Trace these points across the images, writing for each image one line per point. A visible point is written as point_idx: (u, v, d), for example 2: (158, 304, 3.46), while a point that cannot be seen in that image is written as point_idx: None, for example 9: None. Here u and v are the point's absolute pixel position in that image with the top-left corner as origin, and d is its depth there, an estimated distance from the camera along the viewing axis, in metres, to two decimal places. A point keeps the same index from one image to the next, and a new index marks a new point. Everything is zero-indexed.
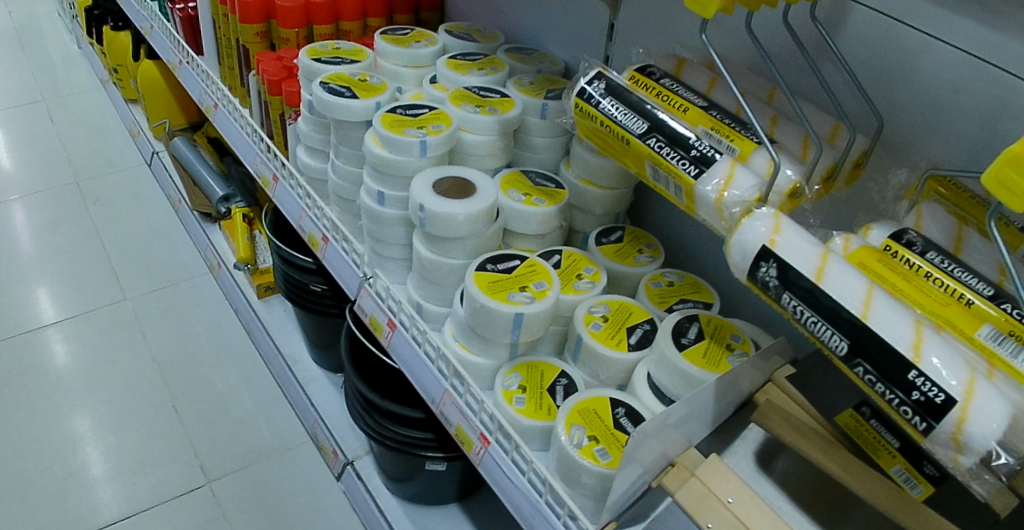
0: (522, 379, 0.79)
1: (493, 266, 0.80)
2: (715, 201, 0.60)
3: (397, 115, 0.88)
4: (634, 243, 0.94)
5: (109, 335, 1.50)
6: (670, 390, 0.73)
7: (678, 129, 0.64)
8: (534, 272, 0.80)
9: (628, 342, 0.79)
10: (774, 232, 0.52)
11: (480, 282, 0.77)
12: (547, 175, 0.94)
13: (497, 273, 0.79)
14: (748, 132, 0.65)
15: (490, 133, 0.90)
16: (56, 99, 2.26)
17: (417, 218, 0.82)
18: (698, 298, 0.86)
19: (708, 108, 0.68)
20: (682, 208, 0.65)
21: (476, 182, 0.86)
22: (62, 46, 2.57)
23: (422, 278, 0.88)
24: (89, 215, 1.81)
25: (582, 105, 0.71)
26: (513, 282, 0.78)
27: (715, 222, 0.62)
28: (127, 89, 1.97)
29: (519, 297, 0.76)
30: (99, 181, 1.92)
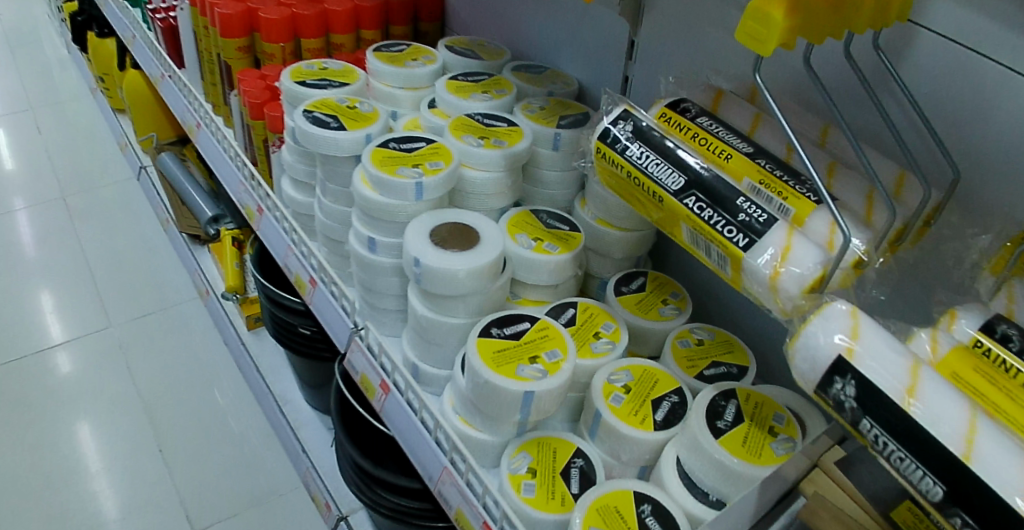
0: (532, 461, 0.69)
1: (499, 331, 0.70)
2: (769, 281, 0.49)
3: (389, 150, 0.77)
4: (658, 292, 0.83)
5: (92, 366, 1.41)
6: (703, 481, 0.62)
7: (722, 186, 0.53)
8: (545, 337, 0.70)
9: (654, 419, 0.68)
10: (852, 338, 0.41)
11: (485, 352, 0.67)
12: (560, 215, 0.84)
13: (504, 340, 0.69)
14: (805, 188, 0.53)
15: (496, 169, 0.80)
16: (44, 109, 2.16)
17: (412, 273, 0.72)
18: (732, 360, 0.76)
19: (754, 155, 0.56)
20: (725, 280, 0.54)
21: (480, 229, 0.76)
22: (54, 51, 2.47)
23: (418, 336, 0.77)
24: (75, 233, 1.72)
25: (605, 150, 0.60)
26: (523, 352, 0.68)
27: (768, 304, 0.51)
28: (114, 99, 1.87)
29: (529, 371, 0.66)
30: (87, 195, 1.83)
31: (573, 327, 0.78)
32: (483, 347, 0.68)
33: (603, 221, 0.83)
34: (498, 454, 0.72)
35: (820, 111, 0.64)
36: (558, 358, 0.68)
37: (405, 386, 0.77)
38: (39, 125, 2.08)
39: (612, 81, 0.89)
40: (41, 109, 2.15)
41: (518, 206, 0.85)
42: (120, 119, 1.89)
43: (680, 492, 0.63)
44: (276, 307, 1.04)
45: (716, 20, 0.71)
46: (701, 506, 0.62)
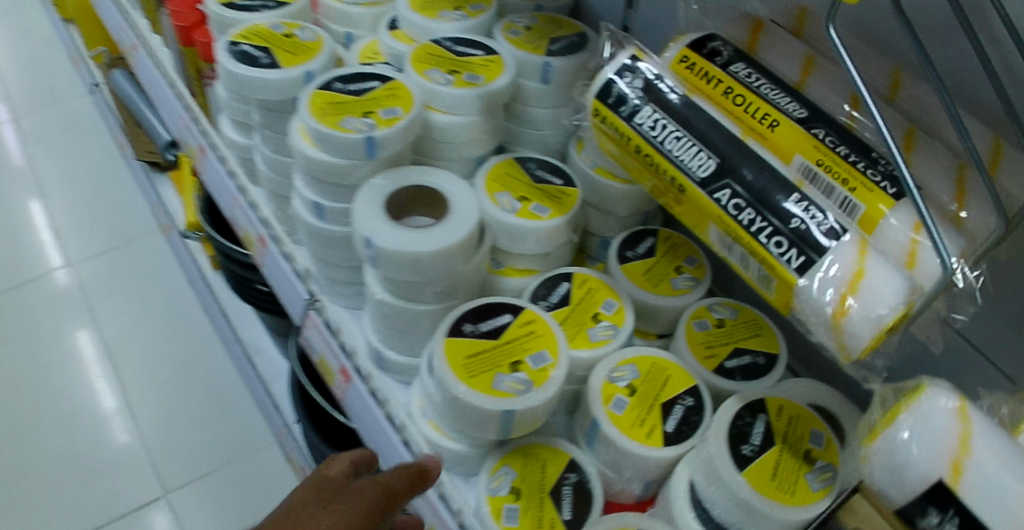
0: (516, 478, 0.57)
1: (474, 328, 0.57)
2: (831, 321, 0.37)
3: (334, 93, 0.61)
4: (670, 256, 0.69)
5: (50, 310, 1.30)
6: (723, 517, 0.51)
7: (762, 176, 0.40)
8: (530, 333, 0.57)
9: (663, 431, 0.56)
10: (958, 454, 0.32)
11: (453, 360, 0.55)
12: (552, 164, 0.68)
13: (478, 340, 0.56)
14: (883, 170, 0.38)
15: (468, 112, 0.62)
16: None
17: (365, 255, 0.58)
18: (759, 346, 0.63)
19: (809, 121, 0.41)
20: (772, 301, 0.42)
21: (448, 192, 0.60)
22: None
23: (379, 320, 0.64)
24: (26, 159, 1.56)
25: (607, 113, 0.45)
26: (501, 356, 0.55)
27: (827, 344, 0.38)
28: (60, 4, 1.66)
29: (509, 383, 0.54)
30: (39, 115, 1.66)
31: (566, 308, 0.64)
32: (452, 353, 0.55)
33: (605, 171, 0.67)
34: (477, 463, 0.61)
35: (893, 49, 0.48)
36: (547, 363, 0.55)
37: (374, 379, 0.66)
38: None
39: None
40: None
41: (500, 153, 0.68)
42: (68, 28, 1.68)
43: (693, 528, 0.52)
44: (231, 261, 0.92)
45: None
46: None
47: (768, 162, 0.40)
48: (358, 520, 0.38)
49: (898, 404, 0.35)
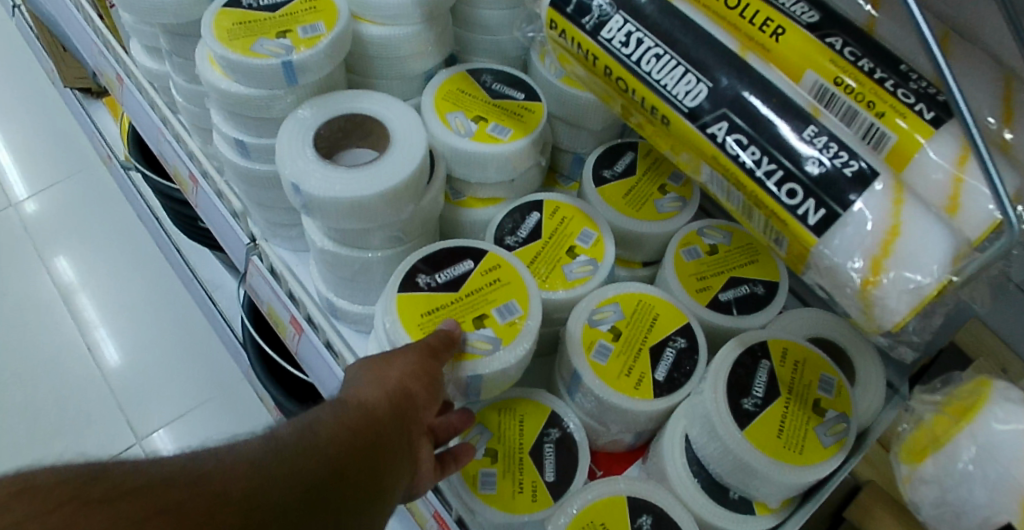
0: (492, 439, 0.52)
1: (430, 282, 0.50)
2: (859, 290, 0.32)
3: (245, 10, 0.51)
4: (654, 174, 0.60)
5: None
6: (723, 476, 0.47)
7: (770, 103, 0.33)
8: (495, 282, 0.50)
9: (653, 380, 0.51)
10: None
11: (406, 322, 0.48)
12: (513, 76, 0.58)
13: (435, 296, 0.49)
14: (912, 88, 0.32)
15: (407, 21, 0.52)
16: None
17: (295, 204, 0.49)
18: (755, 275, 0.56)
19: (821, 29, 0.35)
20: (781, 256, 0.37)
21: (388, 121, 0.50)
22: None
23: (327, 270, 0.56)
24: None
25: (569, 28, 0.38)
26: (462, 311, 0.49)
27: (855, 311, 0.34)
28: None
29: (474, 343, 0.47)
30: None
31: (537, 242, 0.56)
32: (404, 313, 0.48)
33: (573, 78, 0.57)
34: None
35: None
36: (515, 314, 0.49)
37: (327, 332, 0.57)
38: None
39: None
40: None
41: (453, 66, 0.58)
42: None
43: (686, 485, 0.48)
44: (171, 200, 0.83)
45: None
46: (717, 508, 0.47)
47: (776, 87, 0.34)
48: (416, 373, 0.40)
49: (957, 419, 0.36)
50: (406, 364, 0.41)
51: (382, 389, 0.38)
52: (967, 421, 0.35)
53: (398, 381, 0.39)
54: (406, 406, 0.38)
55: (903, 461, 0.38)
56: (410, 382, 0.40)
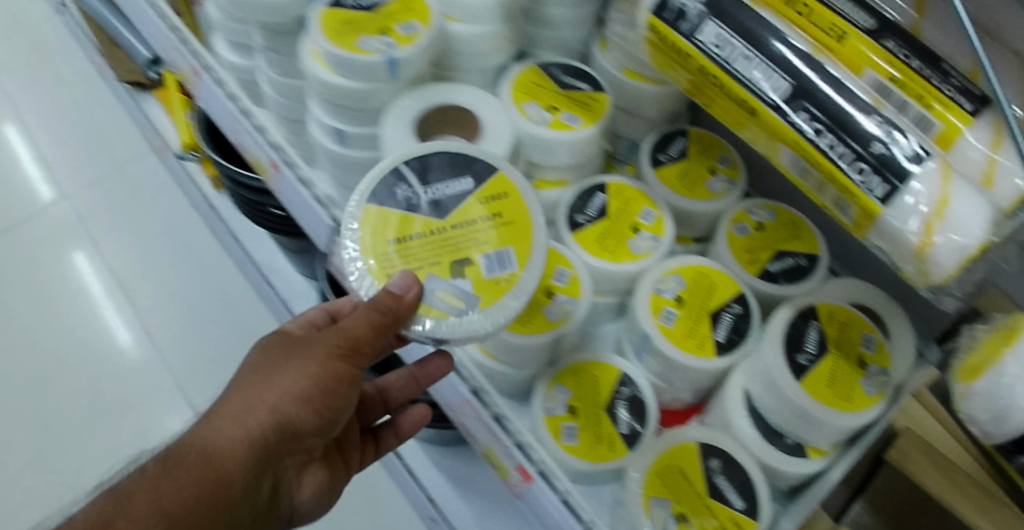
0: (571, 396, 0.60)
1: (412, 195, 0.52)
2: (915, 251, 0.39)
3: (348, 11, 0.56)
4: (704, 158, 0.66)
5: (54, 248, 1.28)
6: (782, 424, 0.54)
7: (843, 98, 0.40)
8: (490, 222, 0.52)
9: (715, 340, 0.57)
10: None
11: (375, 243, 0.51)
12: (578, 69, 0.63)
13: (419, 220, 0.51)
14: (951, 85, 0.39)
15: (488, 20, 0.58)
16: None
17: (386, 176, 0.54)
18: (799, 248, 0.63)
19: (879, 33, 0.41)
20: (842, 223, 0.44)
21: (481, 115, 0.57)
22: None
23: None
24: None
25: (664, 29, 0.44)
26: (444, 246, 0.51)
27: (909, 268, 0.40)
28: None
29: (444, 299, 0.49)
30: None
31: (604, 220, 0.62)
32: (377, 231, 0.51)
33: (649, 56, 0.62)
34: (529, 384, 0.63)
35: None
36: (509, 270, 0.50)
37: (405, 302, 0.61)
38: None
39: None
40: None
41: (522, 60, 0.64)
42: None
43: (751, 433, 0.55)
44: (242, 187, 0.88)
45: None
46: (777, 453, 0.54)
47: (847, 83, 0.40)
48: (296, 395, 0.51)
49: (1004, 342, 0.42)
50: (293, 392, 0.50)
51: (260, 422, 0.50)
52: (1011, 342, 0.41)
53: (278, 407, 0.50)
54: (273, 438, 0.50)
55: (959, 381, 0.44)
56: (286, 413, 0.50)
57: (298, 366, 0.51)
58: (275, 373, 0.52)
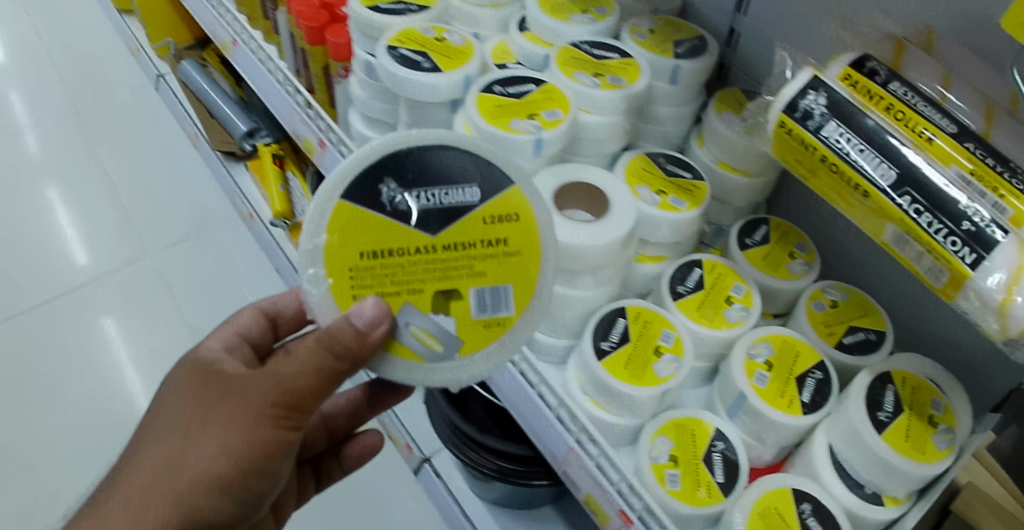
0: (673, 447, 0.67)
1: (397, 198, 0.54)
2: (999, 306, 0.47)
3: (497, 96, 0.66)
4: (784, 243, 0.75)
5: (132, 303, 1.36)
6: (859, 473, 0.62)
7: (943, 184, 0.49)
8: (484, 249, 0.54)
9: (801, 401, 0.65)
10: None
11: (344, 256, 0.53)
12: (680, 159, 0.73)
13: (407, 230, 0.53)
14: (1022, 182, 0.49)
15: (614, 112, 0.68)
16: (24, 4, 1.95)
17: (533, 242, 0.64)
18: (868, 325, 0.70)
19: (960, 136, 0.51)
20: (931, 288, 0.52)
21: (610, 193, 0.66)
22: None
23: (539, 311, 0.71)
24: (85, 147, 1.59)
25: (792, 125, 0.54)
26: (430, 271, 0.53)
27: (989, 325, 0.49)
28: None
29: (417, 336, 0.53)
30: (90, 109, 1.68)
31: (701, 293, 0.71)
32: (352, 233, 0.54)
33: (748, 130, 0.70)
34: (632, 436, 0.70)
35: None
36: (499, 312, 0.54)
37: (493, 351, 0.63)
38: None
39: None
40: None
41: (631, 149, 0.74)
42: None
43: (836, 483, 0.63)
44: None
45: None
46: (858, 500, 0.62)
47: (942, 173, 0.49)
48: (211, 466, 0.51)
49: None
50: (221, 463, 0.51)
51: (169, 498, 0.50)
52: None
53: (192, 480, 0.51)
54: (196, 517, 0.51)
55: None
56: (213, 489, 0.51)
57: (217, 431, 0.51)
58: (196, 443, 0.51)
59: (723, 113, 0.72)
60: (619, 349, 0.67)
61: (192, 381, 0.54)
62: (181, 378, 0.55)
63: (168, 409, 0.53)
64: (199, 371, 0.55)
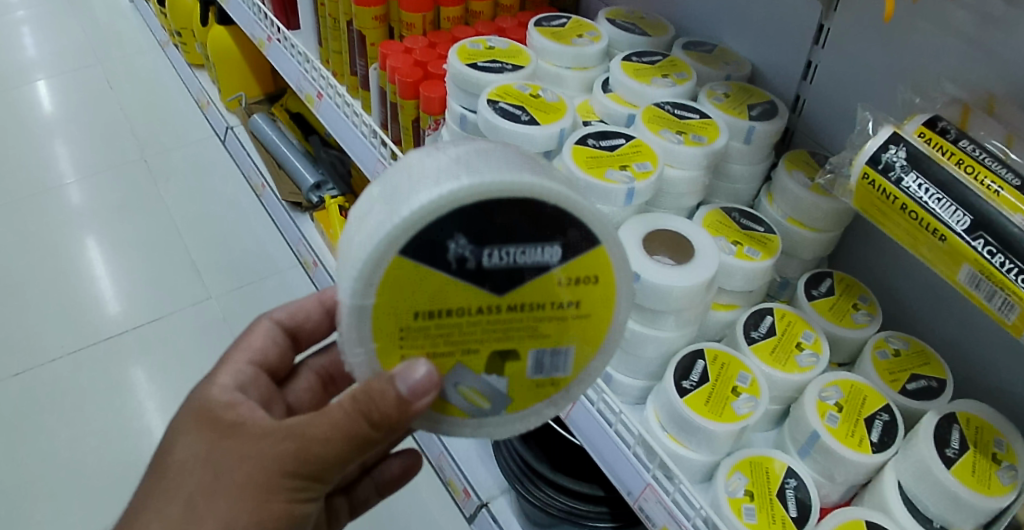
0: (748, 482, 0.70)
1: (465, 255, 0.49)
2: None
3: (590, 148, 0.72)
4: (847, 295, 0.80)
5: None
6: (928, 508, 0.65)
7: (1014, 228, 0.53)
8: (553, 314, 0.52)
9: (870, 440, 0.68)
10: None
11: (395, 316, 0.51)
12: (752, 213, 0.79)
13: (473, 288, 0.50)
14: None
15: (695, 167, 0.73)
16: (112, 74, 2.18)
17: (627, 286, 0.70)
18: (931, 373, 0.74)
19: None
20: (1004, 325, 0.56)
21: (695, 241, 0.71)
22: (116, 16, 2.45)
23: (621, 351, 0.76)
24: (167, 208, 1.79)
25: (874, 176, 0.60)
26: (490, 335, 0.52)
27: None
28: (191, 54, 1.77)
29: (466, 397, 0.54)
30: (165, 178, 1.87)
31: (774, 337, 0.76)
32: (409, 291, 0.50)
33: (815, 187, 0.76)
34: (707, 472, 0.73)
35: None
36: (556, 371, 0.55)
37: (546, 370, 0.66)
38: (123, 102, 2.09)
39: (801, 39, 0.80)
40: (111, 63, 2.23)
41: (706, 205, 0.80)
42: (198, 73, 1.78)
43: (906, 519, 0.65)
44: None
45: (970, 6, 0.63)
46: None
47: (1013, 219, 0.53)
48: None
49: None
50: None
51: None
52: None
53: None
54: None
55: None
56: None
57: (233, 500, 0.52)
58: (204, 511, 0.52)
59: (793, 172, 0.77)
60: (699, 388, 0.71)
61: (208, 438, 0.55)
62: (197, 436, 0.55)
63: (181, 471, 0.54)
64: (217, 428, 0.55)
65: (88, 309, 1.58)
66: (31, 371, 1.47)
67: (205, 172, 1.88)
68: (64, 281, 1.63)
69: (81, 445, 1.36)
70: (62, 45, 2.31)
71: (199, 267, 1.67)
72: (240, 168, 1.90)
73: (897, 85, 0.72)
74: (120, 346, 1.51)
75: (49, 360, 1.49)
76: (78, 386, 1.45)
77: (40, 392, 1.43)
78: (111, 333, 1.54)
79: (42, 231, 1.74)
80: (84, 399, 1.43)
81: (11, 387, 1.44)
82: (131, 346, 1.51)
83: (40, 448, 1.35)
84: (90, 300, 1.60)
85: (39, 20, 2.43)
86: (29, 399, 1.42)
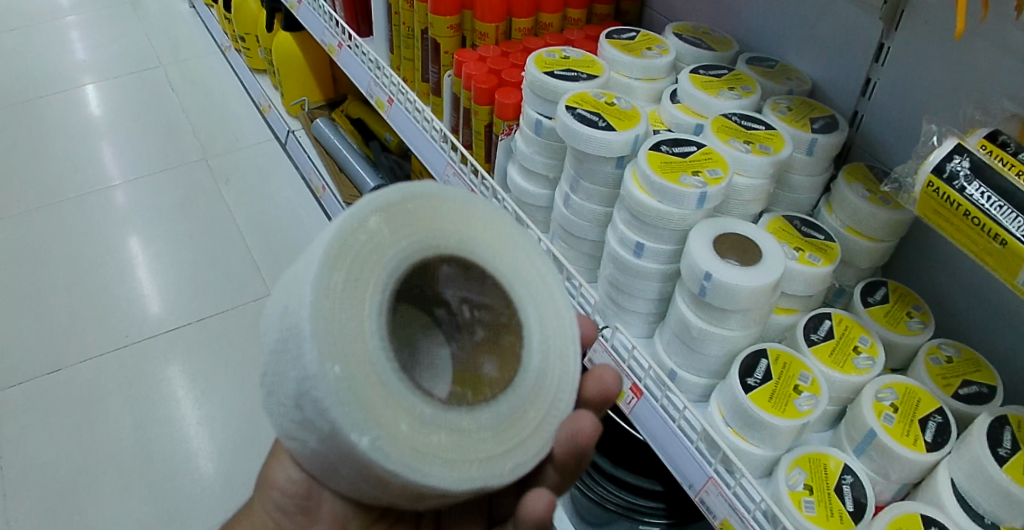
0: (808, 477, 0.73)
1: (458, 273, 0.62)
2: None
3: (663, 154, 0.76)
4: (902, 303, 0.83)
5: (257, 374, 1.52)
6: (982, 505, 0.67)
7: None
8: None
9: (925, 440, 0.71)
10: None
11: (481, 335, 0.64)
12: (813, 222, 0.82)
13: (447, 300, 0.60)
14: None
15: (762, 176, 0.77)
16: (172, 78, 2.27)
17: (698, 286, 0.73)
18: (983, 380, 0.76)
19: None
20: None
21: (764, 245, 0.75)
22: (177, 21, 2.55)
23: (686, 350, 0.80)
24: (225, 206, 1.86)
25: (939, 184, 0.63)
26: None
27: None
28: (254, 59, 1.86)
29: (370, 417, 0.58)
30: (222, 177, 1.94)
31: (832, 340, 0.79)
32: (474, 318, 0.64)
33: (873, 198, 0.79)
34: (766, 466, 0.76)
35: None
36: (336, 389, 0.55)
37: (325, 402, 0.49)
38: (180, 104, 2.17)
39: (862, 56, 0.85)
40: (170, 66, 2.32)
41: (767, 212, 0.84)
42: (259, 78, 1.87)
43: (961, 516, 0.68)
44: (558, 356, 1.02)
45: None
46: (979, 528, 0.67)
47: None
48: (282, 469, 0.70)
49: None
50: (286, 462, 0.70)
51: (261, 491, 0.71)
52: None
53: (267, 479, 0.71)
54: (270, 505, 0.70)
55: None
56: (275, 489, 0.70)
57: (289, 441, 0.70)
58: (275, 459, 0.72)
59: (852, 184, 0.81)
60: (763, 385, 0.75)
61: None
62: None
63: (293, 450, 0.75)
64: None
65: (150, 301, 1.64)
66: (96, 359, 1.53)
67: (260, 174, 1.95)
68: (126, 274, 1.70)
69: (142, 429, 1.42)
70: (124, 49, 2.40)
71: (254, 266, 1.73)
72: (298, 169, 1.97)
73: (961, 102, 0.75)
74: (178, 338, 1.57)
75: (112, 347, 1.55)
76: (141, 374, 1.51)
77: (104, 378, 1.49)
78: (170, 327, 1.60)
79: (105, 225, 1.81)
80: (146, 386, 1.48)
81: (75, 374, 1.50)
82: (190, 339, 1.57)
83: (104, 432, 1.41)
84: (152, 293, 1.66)
85: (103, 24, 2.52)
86: (92, 385, 1.48)
